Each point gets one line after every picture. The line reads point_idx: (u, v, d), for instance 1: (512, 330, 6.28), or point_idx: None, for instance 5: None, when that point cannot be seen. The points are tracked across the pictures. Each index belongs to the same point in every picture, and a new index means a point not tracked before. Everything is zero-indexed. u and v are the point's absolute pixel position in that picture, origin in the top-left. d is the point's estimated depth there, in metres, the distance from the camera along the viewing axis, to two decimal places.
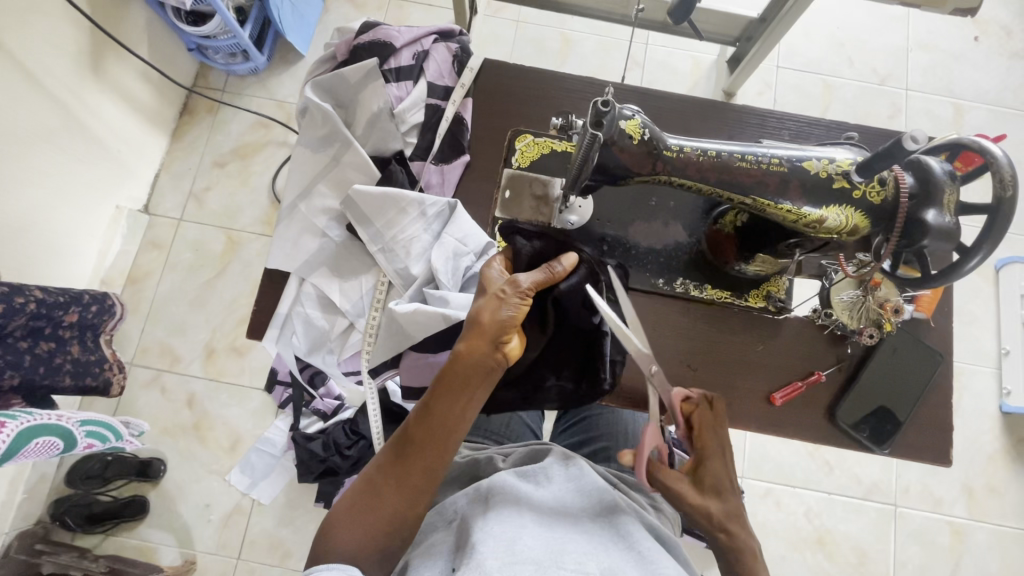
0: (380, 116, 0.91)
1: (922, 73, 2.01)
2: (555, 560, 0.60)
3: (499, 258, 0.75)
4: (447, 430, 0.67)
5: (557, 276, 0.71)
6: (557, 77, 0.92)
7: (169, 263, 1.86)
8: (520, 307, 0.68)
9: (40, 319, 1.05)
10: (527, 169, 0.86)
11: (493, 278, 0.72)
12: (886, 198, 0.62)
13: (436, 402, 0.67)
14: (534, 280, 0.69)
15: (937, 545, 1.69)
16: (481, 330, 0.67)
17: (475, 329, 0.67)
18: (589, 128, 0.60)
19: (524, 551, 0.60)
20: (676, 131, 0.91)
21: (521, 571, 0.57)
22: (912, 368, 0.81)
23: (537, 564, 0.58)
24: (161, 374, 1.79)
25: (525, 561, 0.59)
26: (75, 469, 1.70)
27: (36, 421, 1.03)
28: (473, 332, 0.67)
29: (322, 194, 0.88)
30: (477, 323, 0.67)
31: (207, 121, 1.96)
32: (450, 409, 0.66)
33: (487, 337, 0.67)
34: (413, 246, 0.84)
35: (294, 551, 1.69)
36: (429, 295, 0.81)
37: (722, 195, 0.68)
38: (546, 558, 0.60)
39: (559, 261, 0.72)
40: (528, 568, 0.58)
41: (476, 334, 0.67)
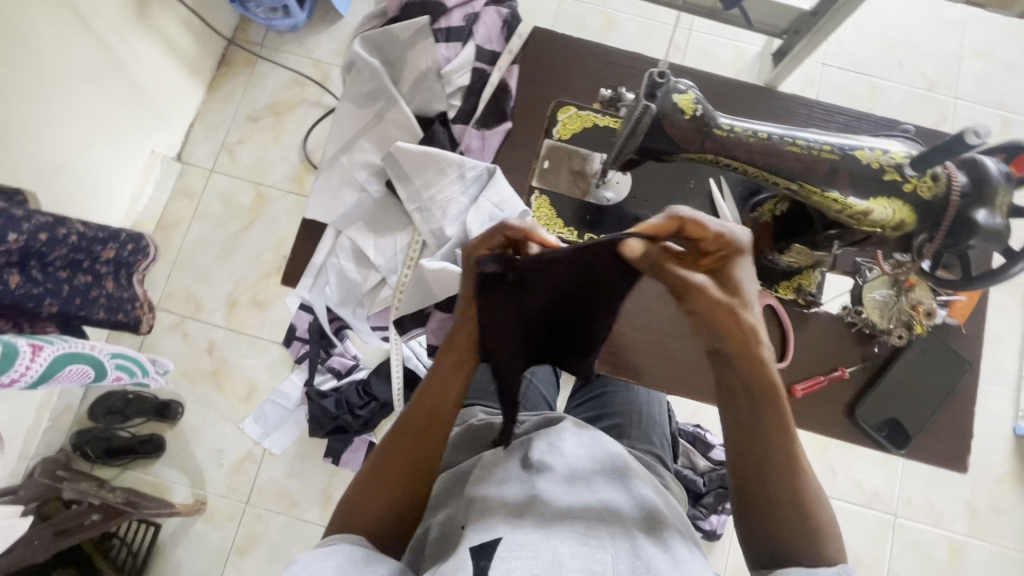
0: (427, 76, 0.92)
1: (974, 82, 1.94)
2: (563, 526, 0.63)
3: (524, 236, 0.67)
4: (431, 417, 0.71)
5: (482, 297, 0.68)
6: (605, 50, 0.91)
7: (198, 212, 1.90)
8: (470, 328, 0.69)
9: (80, 252, 1.08)
10: (567, 141, 0.86)
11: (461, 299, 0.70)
12: (938, 193, 0.61)
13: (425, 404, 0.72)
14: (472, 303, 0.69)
15: (933, 558, 1.70)
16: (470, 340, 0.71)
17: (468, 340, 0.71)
18: (642, 98, 0.62)
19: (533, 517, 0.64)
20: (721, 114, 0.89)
21: (529, 533, 0.61)
22: (937, 376, 0.80)
23: (544, 531, 0.62)
24: (184, 320, 1.84)
25: (533, 525, 0.63)
26: (99, 403, 1.77)
27: (71, 349, 1.07)
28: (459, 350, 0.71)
29: (363, 149, 0.90)
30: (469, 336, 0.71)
31: (243, 74, 1.97)
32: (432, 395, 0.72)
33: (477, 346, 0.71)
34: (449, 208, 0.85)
35: (300, 501, 1.74)
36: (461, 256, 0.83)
37: (768, 179, 0.67)
38: (554, 522, 0.63)
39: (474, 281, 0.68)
40: (537, 532, 0.62)
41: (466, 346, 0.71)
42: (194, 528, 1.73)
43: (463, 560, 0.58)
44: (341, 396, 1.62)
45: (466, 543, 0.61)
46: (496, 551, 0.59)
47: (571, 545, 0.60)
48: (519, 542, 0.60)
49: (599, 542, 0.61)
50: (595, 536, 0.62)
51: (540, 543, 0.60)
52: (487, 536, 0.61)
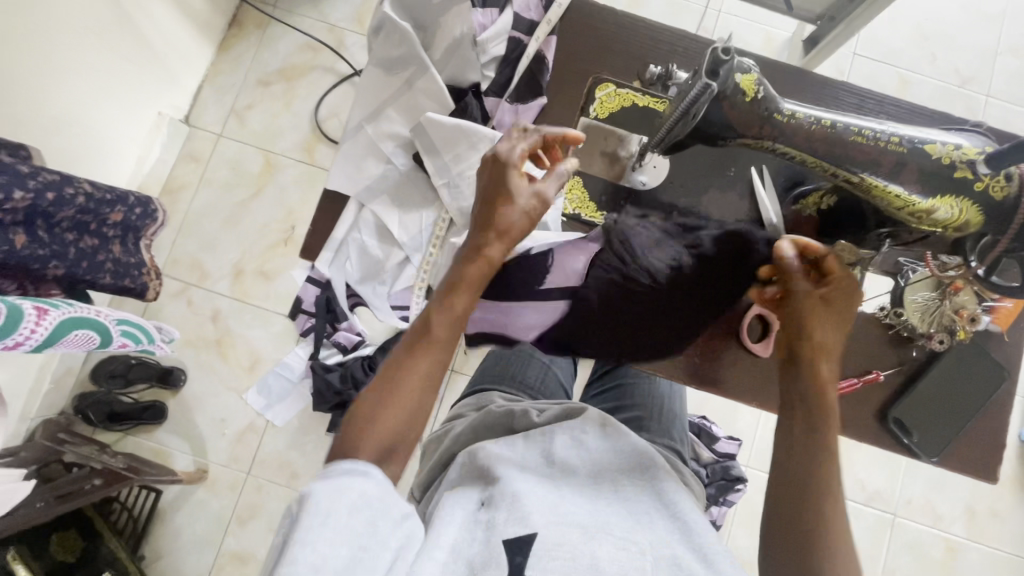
0: (462, 44, 0.86)
1: (1008, 80, 1.88)
2: (600, 528, 0.62)
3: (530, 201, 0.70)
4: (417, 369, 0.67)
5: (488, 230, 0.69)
6: (651, 26, 0.85)
7: (206, 178, 1.85)
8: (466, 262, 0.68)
9: (88, 214, 1.04)
10: (604, 120, 0.81)
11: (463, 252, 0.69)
12: (1010, 196, 0.57)
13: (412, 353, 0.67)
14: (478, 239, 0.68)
15: (929, 558, 1.71)
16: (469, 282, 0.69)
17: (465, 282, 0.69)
18: (703, 76, 0.57)
19: (566, 514, 0.63)
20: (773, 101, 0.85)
21: (567, 532, 0.60)
22: (975, 383, 0.77)
23: (582, 529, 0.61)
24: (189, 288, 1.81)
25: (570, 524, 0.61)
26: (101, 367, 1.75)
27: (77, 313, 1.04)
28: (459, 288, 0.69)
29: (389, 119, 0.86)
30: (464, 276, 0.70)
31: (255, 36, 1.90)
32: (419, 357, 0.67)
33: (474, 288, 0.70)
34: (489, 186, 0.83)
35: (302, 474, 1.74)
36: None
37: (827, 170, 0.63)
38: (591, 523, 0.62)
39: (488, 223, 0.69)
40: (574, 531, 0.60)
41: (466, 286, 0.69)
42: (194, 495, 1.73)
43: (494, 553, 0.58)
44: (347, 371, 1.60)
45: (497, 534, 0.59)
46: (531, 549, 0.57)
47: (610, 548, 0.59)
48: (556, 541, 0.58)
49: (638, 548, 0.60)
50: (632, 541, 0.61)
51: (578, 546, 0.58)
52: (522, 529, 0.59)
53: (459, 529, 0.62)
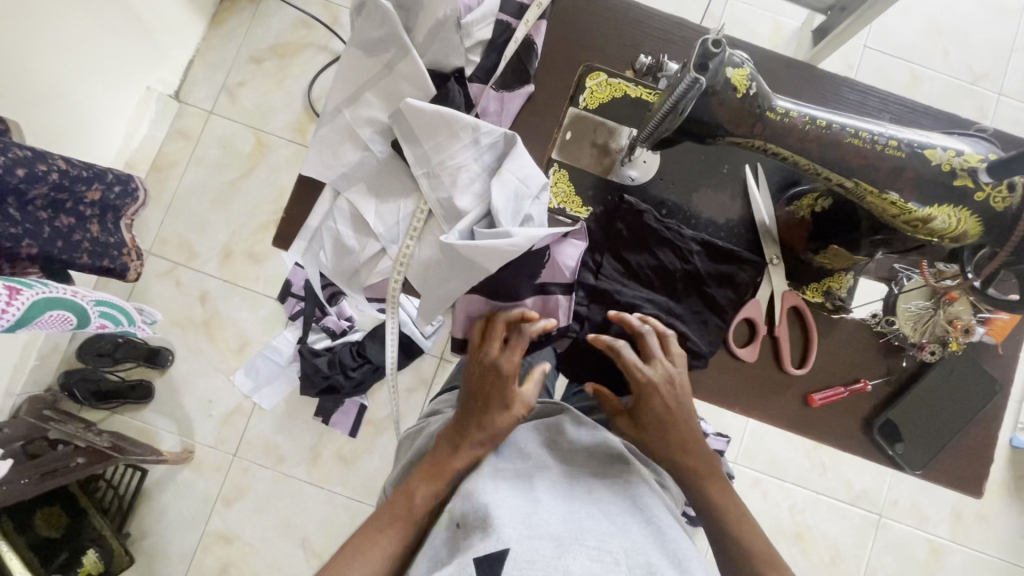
0: (445, 25, 0.78)
1: (1022, 78, 1.82)
2: (574, 537, 0.58)
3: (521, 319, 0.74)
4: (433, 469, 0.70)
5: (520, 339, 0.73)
6: (647, 13, 0.82)
7: (195, 156, 1.81)
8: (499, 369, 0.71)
9: (63, 191, 1.01)
10: (594, 111, 0.79)
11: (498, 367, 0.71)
12: (1011, 206, 0.54)
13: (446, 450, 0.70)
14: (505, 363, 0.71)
15: (912, 559, 1.71)
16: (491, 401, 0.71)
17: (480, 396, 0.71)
18: (691, 71, 0.53)
19: (540, 525, 0.60)
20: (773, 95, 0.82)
21: (540, 546, 0.57)
22: (965, 396, 0.75)
23: (557, 542, 0.58)
24: (177, 267, 1.79)
25: (544, 537, 0.58)
26: (87, 345, 1.73)
27: (52, 293, 1.01)
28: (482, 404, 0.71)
29: (369, 104, 0.82)
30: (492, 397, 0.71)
31: (248, 10, 1.85)
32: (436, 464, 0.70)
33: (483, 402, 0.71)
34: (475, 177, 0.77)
35: (288, 457, 1.73)
36: (481, 232, 0.73)
37: (820, 174, 0.60)
38: (566, 534, 0.59)
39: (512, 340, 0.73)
40: (547, 543, 0.57)
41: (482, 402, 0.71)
42: (180, 476, 1.73)
43: (463, 572, 0.55)
44: (333, 358, 1.58)
45: (468, 556, 0.56)
46: (503, 568, 0.54)
47: (585, 562, 0.55)
48: (528, 559, 0.55)
49: (613, 558, 0.57)
50: (608, 554, 0.57)
51: (550, 562, 0.55)
52: (493, 546, 0.56)
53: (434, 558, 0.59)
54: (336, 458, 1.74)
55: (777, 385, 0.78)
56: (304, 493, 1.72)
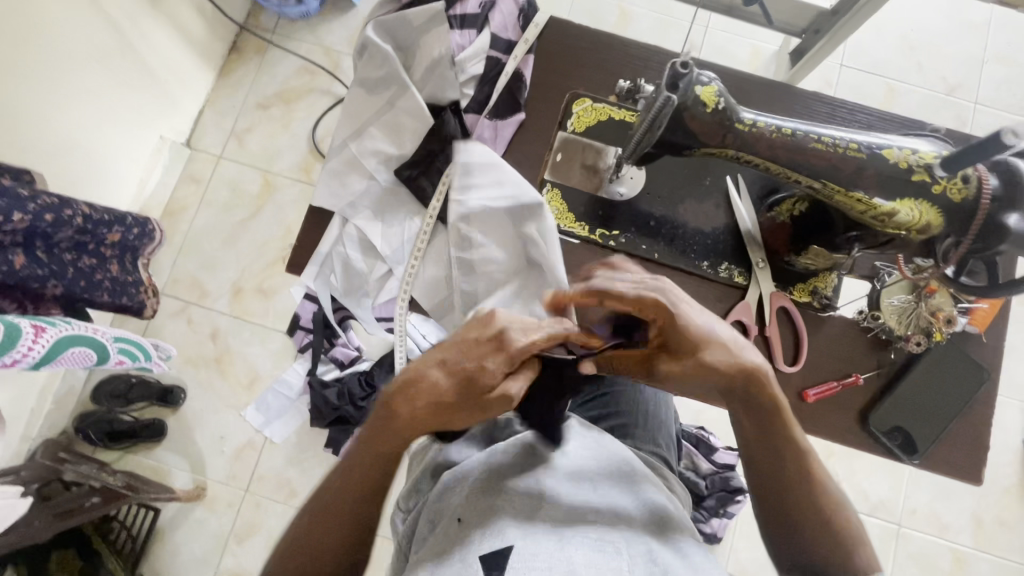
0: (441, 63, 0.88)
1: (995, 87, 1.90)
2: (574, 530, 0.63)
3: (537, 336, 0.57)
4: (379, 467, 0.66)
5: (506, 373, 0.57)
6: (624, 43, 0.89)
7: (205, 198, 1.89)
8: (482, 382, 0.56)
9: (86, 234, 1.07)
10: (581, 134, 0.85)
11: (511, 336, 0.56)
12: (967, 197, 0.59)
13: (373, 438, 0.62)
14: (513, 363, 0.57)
15: (936, 569, 1.67)
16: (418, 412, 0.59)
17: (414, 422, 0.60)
18: (663, 89, 0.60)
19: (543, 521, 0.64)
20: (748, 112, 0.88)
21: (541, 540, 0.61)
22: (954, 385, 0.78)
23: (558, 535, 0.62)
24: (189, 306, 1.84)
25: (546, 530, 0.62)
26: (102, 386, 1.77)
27: (74, 331, 1.06)
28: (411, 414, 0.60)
29: (372, 138, 0.88)
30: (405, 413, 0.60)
31: (254, 61, 1.96)
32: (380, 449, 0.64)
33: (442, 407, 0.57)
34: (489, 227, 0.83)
35: (300, 490, 1.74)
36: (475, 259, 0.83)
37: (790, 177, 0.66)
38: (565, 528, 0.63)
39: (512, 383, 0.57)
40: (549, 537, 0.62)
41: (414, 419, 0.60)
42: (193, 513, 1.73)
43: (470, 566, 0.59)
44: (343, 388, 1.61)
45: (474, 551, 0.60)
46: (509, 560, 0.58)
47: (585, 552, 0.60)
48: (532, 551, 0.59)
49: (613, 548, 0.61)
50: (607, 543, 0.62)
51: (554, 552, 0.59)
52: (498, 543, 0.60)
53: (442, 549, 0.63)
54: None
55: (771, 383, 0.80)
56: None
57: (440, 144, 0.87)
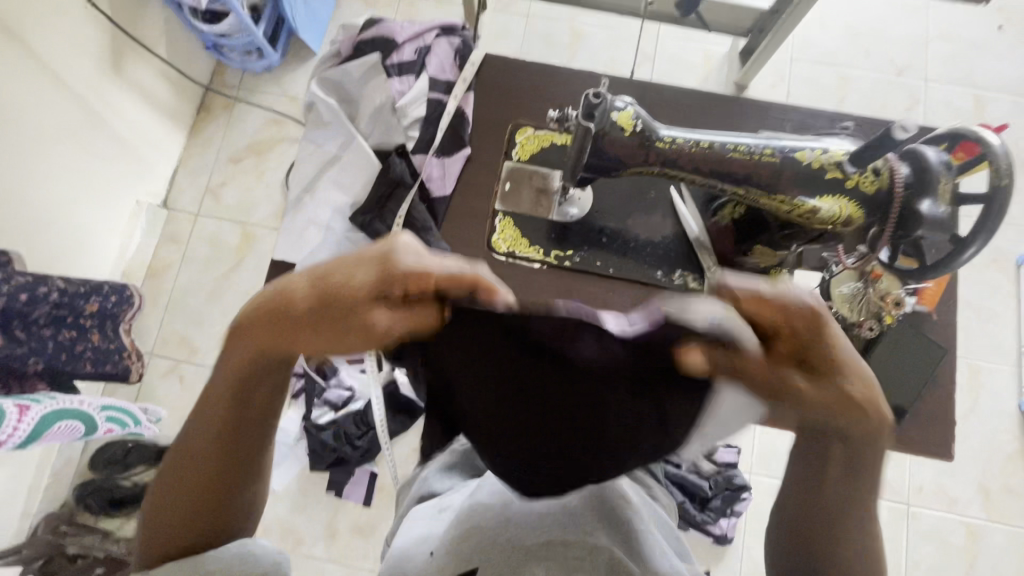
0: (384, 109, 0.97)
1: (941, 64, 1.96)
2: (540, 548, 0.64)
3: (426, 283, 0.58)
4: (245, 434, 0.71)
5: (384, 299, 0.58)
6: (559, 70, 0.93)
7: (187, 256, 1.92)
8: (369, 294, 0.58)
9: (63, 308, 1.09)
10: (526, 162, 0.88)
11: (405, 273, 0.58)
12: (880, 188, 0.63)
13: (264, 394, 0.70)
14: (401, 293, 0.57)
15: (951, 544, 1.66)
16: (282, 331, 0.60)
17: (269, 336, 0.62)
18: (579, 120, 0.65)
19: (510, 533, 0.67)
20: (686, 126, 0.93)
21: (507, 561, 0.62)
22: (912, 367, 0.79)
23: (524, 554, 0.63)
24: (179, 364, 1.85)
25: (512, 551, 0.64)
26: (99, 454, 1.77)
27: (59, 405, 1.07)
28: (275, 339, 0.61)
29: (324, 187, 0.97)
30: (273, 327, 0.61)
31: (223, 118, 2.01)
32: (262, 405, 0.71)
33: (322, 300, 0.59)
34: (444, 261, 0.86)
35: (306, 537, 1.72)
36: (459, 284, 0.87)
37: (716, 186, 0.70)
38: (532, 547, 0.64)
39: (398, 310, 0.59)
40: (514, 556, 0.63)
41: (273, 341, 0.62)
42: None
43: None
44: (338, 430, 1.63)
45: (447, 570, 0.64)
46: None
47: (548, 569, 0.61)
48: None
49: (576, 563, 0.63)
50: (572, 560, 0.63)
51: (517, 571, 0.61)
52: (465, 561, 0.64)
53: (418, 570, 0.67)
54: (353, 530, 1.73)
55: None
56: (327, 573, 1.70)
57: (388, 186, 0.93)
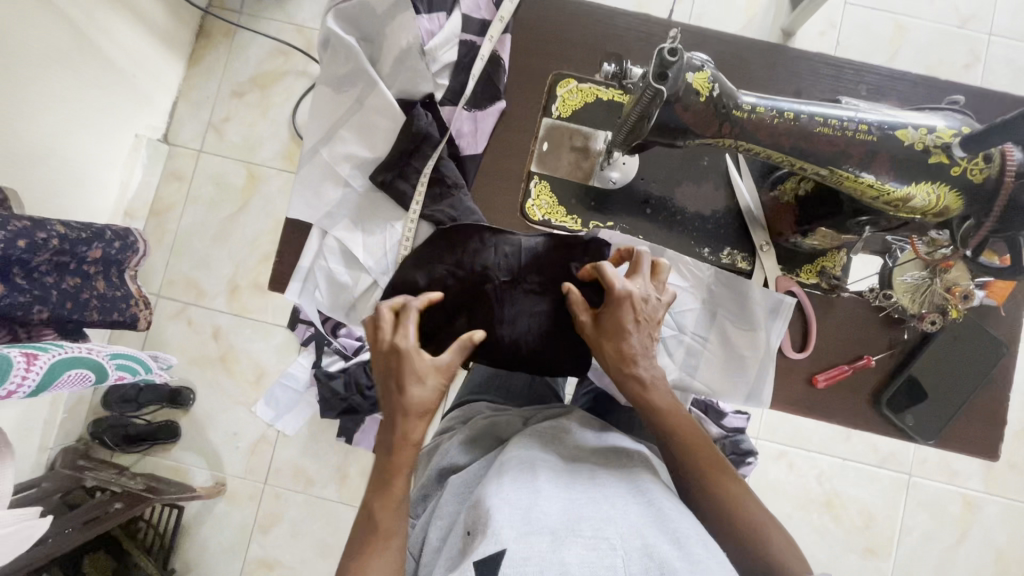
0: (409, 54, 0.83)
1: (1011, 15, 1.76)
2: (570, 529, 0.61)
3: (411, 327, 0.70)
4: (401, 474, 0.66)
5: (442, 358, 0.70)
6: (610, 13, 0.83)
7: (191, 196, 1.84)
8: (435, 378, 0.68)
9: (64, 255, 1.04)
10: (567, 119, 0.81)
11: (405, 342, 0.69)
12: (989, 177, 0.56)
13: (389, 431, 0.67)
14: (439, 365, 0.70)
15: (947, 514, 1.69)
16: (409, 443, 0.66)
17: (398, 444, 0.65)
18: (651, 81, 0.56)
19: (539, 519, 0.63)
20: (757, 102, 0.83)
21: (536, 540, 0.59)
22: (973, 360, 0.77)
23: (553, 534, 0.60)
24: (187, 307, 1.82)
25: (542, 529, 0.61)
26: (111, 392, 1.78)
27: (68, 353, 1.05)
28: (399, 448, 0.65)
29: (344, 140, 0.86)
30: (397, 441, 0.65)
31: (223, 46, 1.86)
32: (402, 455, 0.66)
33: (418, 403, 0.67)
34: (479, 229, 0.79)
35: (316, 479, 1.76)
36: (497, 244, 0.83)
37: (794, 164, 0.63)
38: (562, 526, 0.62)
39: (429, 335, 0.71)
40: (544, 536, 0.60)
41: (401, 448, 0.65)
42: (215, 508, 1.77)
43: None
44: (349, 380, 1.56)
45: (473, 557, 0.59)
46: (501, 565, 0.57)
47: (580, 550, 0.58)
48: (524, 555, 0.57)
49: (609, 543, 0.59)
50: (604, 538, 0.60)
51: (547, 555, 0.58)
52: (492, 546, 0.59)
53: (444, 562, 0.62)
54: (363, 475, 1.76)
55: (782, 368, 0.79)
56: (338, 513, 1.75)
57: (411, 142, 0.83)
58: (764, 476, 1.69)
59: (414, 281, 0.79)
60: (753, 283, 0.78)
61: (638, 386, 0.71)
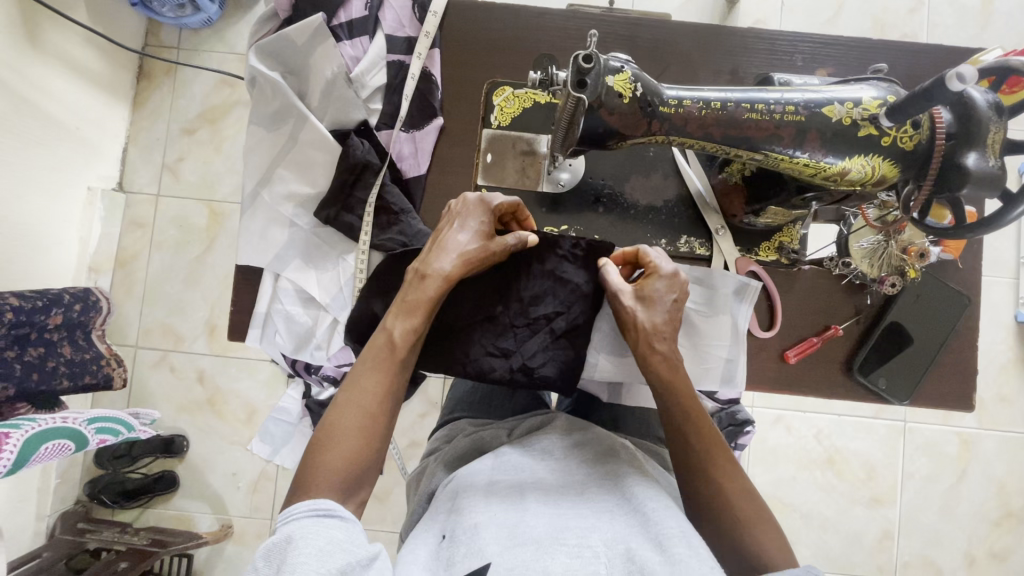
0: (336, 83, 0.87)
1: None
2: (555, 538, 0.61)
3: (474, 216, 0.71)
4: (401, 351, 0.67)
5: (482, 234, 0.71)
6: (538, 13, 0.85)
7: (155, 241, 1.80)
8: (463, 245, 0.70)
9: (22, 326, 1.02)
10: (507, 127, 0.83)
11: (462, 221, 0.71)
12: (919, 143, 0.58)
13: (402, 304, 0.68)
14: (469, 245, 0.70)
15: (946, 455, 1.72)
16: (410, 307, 0.68)
17: (403, 306, 0.68)
18: (571, 91, 0.58)
19: (525, 531, 0.62)
20: (695, 83, 0.85)
21: (521, 552, 0.59)
22: (937, 314, 0.82)
23: (537, 544, 0.60)
24: (167, 354, 1.79)
25: (526, 541, 0.60)
26: (103, 451, 1.76)
27: (42, 426, 1.02)
28: (401, 309, 0.68)
29: (283, 178, 0.90)
30: (404, 301, 0.68)
31: (166, 85, 1.82)
32: (402, 327, 0.67)
33: (443, 275, 0.69)
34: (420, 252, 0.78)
35: None
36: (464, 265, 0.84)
37: (730, 150, 0.64)
38: (548, 536, 0.61)
39: (484, 221, 0.71)
40: (528, 547, 0.60)
41: (404, 310, 0.68)
42: (225, 551, 1.75)
43: None
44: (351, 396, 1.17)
45: (456, 571, 0.59)
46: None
47: (564, 560, 0.57)
48: (509, 565, 0.57)
49: (592, 551, 0.59)
50: (588, 547, 0.60)
51: (530, 563, 0.57)
52: (476, 562, 0.58)
53: (422, 567, 0.62)
54: None
55: (754, 347, 0.83)
56: None
57: (352, 172, 0.87)
58: (764, 442, 1.70)
59: (372, 312, 0.77)
60: (713, 268, 0.80)
61: (664, 363, 0.70)
